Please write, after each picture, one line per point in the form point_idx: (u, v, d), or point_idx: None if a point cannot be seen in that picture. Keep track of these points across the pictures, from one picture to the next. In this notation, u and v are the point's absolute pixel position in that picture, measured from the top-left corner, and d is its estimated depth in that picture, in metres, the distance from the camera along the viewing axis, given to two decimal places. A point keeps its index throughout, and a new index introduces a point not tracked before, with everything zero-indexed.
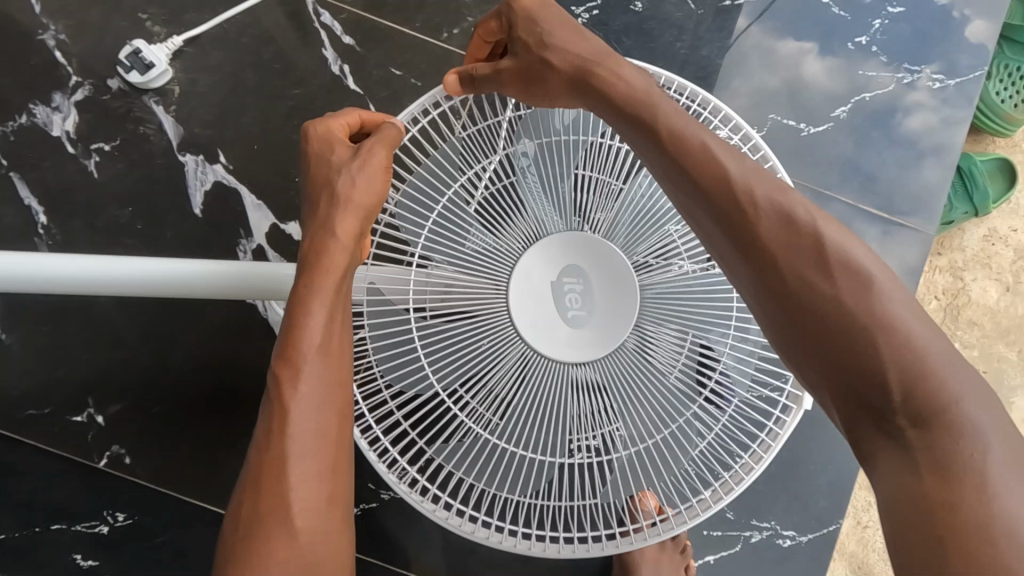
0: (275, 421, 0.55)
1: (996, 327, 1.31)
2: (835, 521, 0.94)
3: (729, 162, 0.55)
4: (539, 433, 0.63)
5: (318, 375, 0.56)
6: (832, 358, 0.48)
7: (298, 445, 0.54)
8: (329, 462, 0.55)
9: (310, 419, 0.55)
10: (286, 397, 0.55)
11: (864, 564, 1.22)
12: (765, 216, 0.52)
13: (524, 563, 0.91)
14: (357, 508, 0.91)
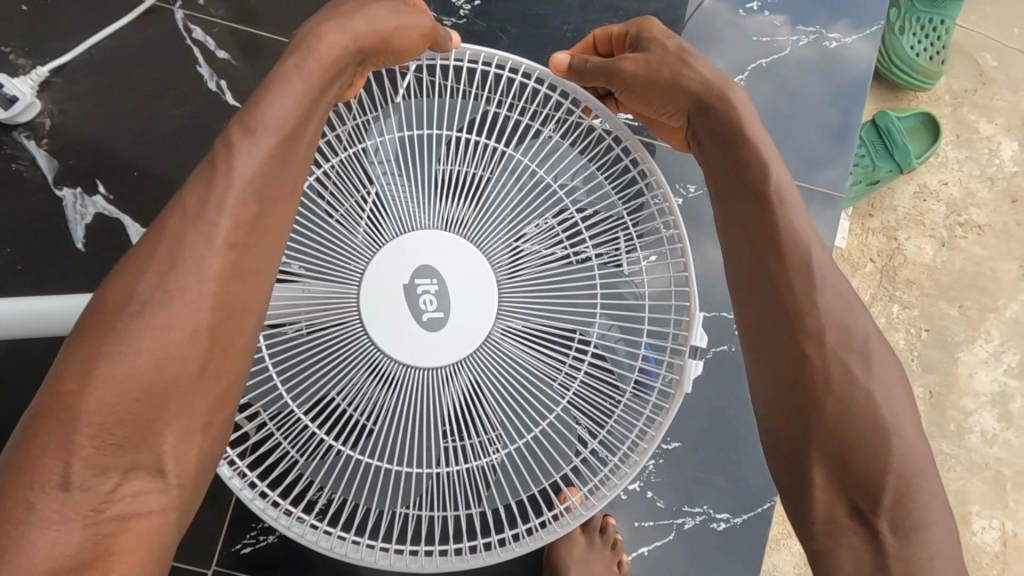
0: (124, 328, 0.47)
1: (935, 284, 1.28)
2: (768, 499, 0.92)
3: (815, 250, 0.60)
4: (407, 441, 0.60)
5: (187, 294, 0.49)
6: (843, 447, 0.53)
7: (149, 364, 0.47)
8: (185, 389, 0.48)
9: (168, 339, 0.48)
10: (147, 302, 0.48)
11: None
12: (819, 307, 0.57)
13: None
14: (272, 537, 0.87)
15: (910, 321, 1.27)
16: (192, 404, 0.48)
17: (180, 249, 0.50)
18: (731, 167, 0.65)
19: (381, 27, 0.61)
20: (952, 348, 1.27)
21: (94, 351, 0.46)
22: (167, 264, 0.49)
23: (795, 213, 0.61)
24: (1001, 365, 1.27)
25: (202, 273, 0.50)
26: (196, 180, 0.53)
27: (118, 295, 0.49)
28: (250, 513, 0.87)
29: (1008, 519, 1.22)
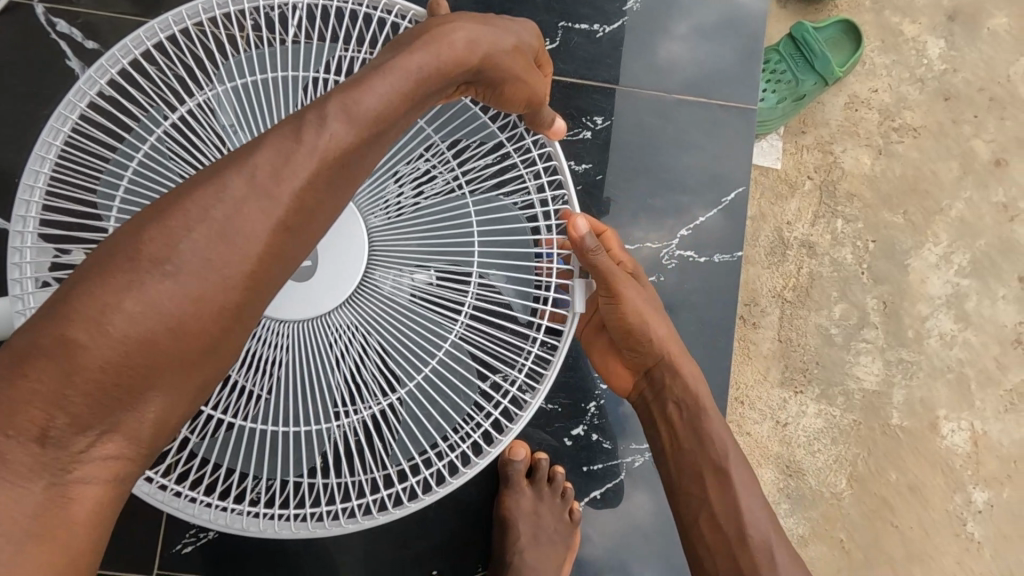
0: (131, 258, 0.42)
1: (876, 194, 1.26)
2: None
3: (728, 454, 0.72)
4: (295, 400, 0.58)
5: (209, 236, 0.43)
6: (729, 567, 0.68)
7: (148, 302, 0.41)
8: (181, 345, 0.42)
9: (182, 284, 0.42)
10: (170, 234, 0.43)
11: (792, 462, 1.19)
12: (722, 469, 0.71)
13: (402, 544, 0.86)
14: (211, 533, 0.85)
15: (856, 234, 1.24)
16: (184, 359, 0.42)
17: (202, 204, 0.43)
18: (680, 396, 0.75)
19: (501, 36, 0.56)
20: (901, 256, 1.25)
21: (99, 293, 0.41)
22: (183, 215, 0.43)
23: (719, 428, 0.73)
24: (952, 266, 1.25)
25: (249, 215, 0.44)
26: (279, 141, 0.46)
27: (135, 235, 0.43)
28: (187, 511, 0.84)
29: (977, 418, 1.21)
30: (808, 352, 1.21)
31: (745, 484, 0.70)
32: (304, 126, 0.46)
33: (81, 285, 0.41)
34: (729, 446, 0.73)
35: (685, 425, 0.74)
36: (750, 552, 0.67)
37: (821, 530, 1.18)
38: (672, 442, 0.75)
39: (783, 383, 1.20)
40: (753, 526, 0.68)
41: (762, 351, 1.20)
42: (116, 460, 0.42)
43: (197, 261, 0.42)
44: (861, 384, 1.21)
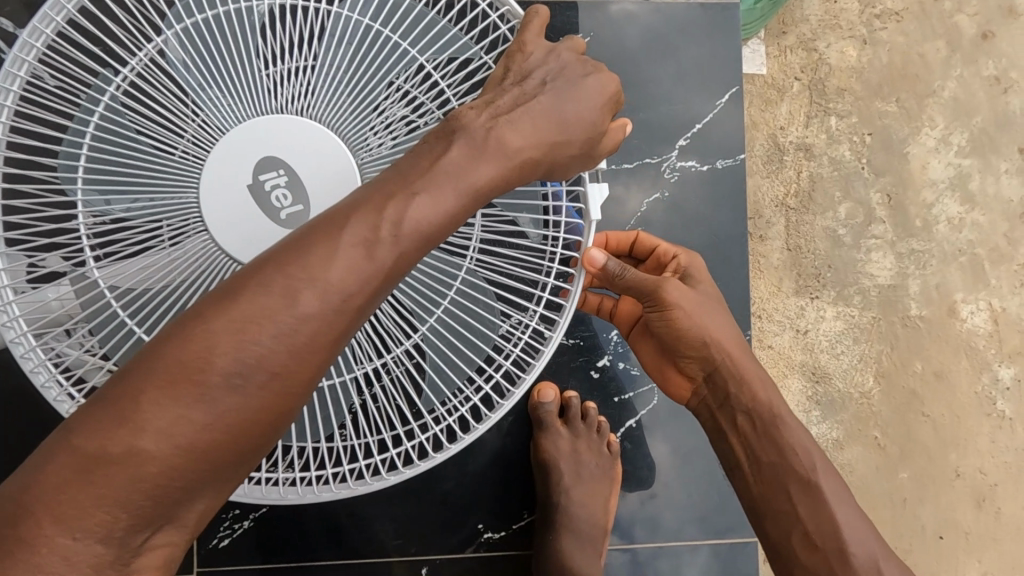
0: (140, 383, 0.40)
1: (866, 86, 1.22)
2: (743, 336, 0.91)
3: (812, 454, 0.71)
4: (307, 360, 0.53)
5: (219, 354, 0.40)
6: (809, 562, 0.68)
7: (163, 425, 0.39)
8: (207, 465, 0.40)
9: (197, 409, 0.40)
10: (175, 360, 0.40)
11: (818, 368, 1.17)
12: (802, 474, 0.70)
13: (445, 504, 0.84)
14: (249, 520, 0.82)
15: (852, 130, 1.21)
16: (222, 468, 0.41)
17: (260, 330, 0.41)
18: (747, 400, 0.72)
19: (565, 106, 0.52)
20: (899, 146, 1.22)
21: (153, 416, 0.39)
22: (236, 335, 0.41)
23: (794, 430, 0.71)
24: (952, 148, 1.22)
25: (265, 333, 0.41)
26: (348, 263, 0.44)
27: (145, 361, 0.40)
28: (219, 503, 0.82)
29: (994, 296, 1.20)
30: (818, 257, 1.19)
31: (838, 499, 0.69)
32: (364, 253, 0.44)
33: (94, 413, 0.39)
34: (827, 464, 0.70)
35: (769, 446, 0.71)
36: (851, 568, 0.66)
37: (855, 431, 1.17)
38: (752, 460, 0.72)
39: (798, 292, 1.18)
40: (851, 540, 0.67)
41: (773, 262, 1.18)
42: (169, 547, 0.42)
43: (267, 394, 0.41)
44: (876, 281, 1.20)
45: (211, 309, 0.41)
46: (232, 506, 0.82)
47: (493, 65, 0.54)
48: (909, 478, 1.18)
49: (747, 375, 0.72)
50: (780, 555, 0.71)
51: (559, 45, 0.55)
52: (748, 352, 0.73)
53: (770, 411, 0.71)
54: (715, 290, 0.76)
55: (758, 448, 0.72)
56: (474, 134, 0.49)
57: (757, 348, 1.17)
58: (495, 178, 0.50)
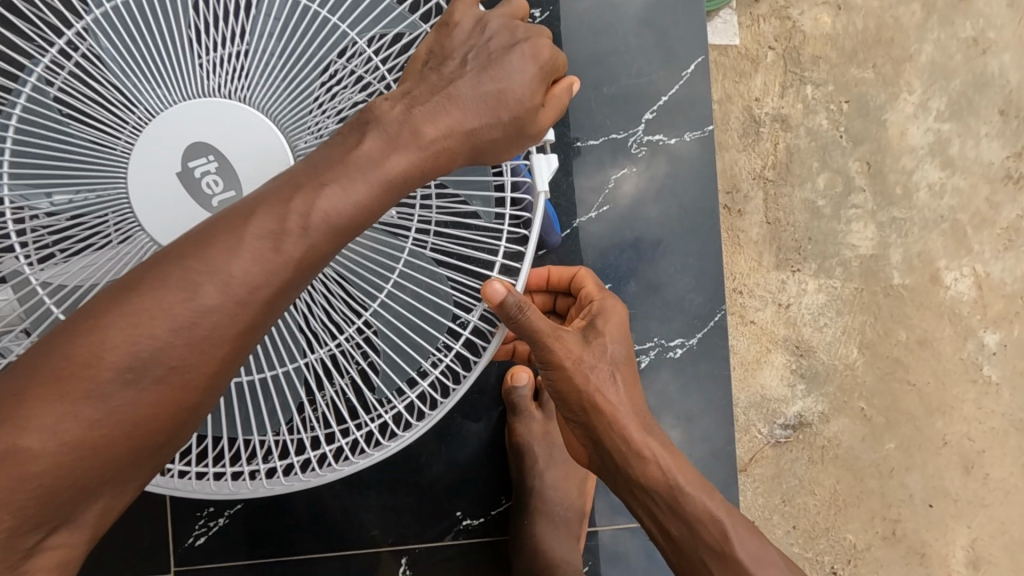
0: (37, 374, 0.39)
1: (841, 52, 1.19)
2: (719, 309, 0.91)
3: (721, 512, 0.64)
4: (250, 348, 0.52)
5: (116, 345, 0.40)
6: None
7: (56, 419, 0.39)
8: (105, 461, 0.40)
9: (93, 402, 0.40)
10: (73, 349, 0.40)
11: (801, 342, 1.16)
12: (714, 540, 0.64)
13: (422, 495, 0.83)
14: (224, 517, 0.82)
15: (828, 99, 1.19)
16: (118, 468, 0.41)
17: (161, 321, 0.41)
18: (642, 470, 0.66)
19: (485, 85, 0.51)
20: (877, 113, 1.19)
21: (41, 411, 0.39)
22: (132, 327, 0.40)
23: (694, 492, 0.65)
24: (930, 113, 1.20)
25: (165, 326, 0.41)
26: (251, 254, 0.43)
27: (45, 352, 0.40)
28: (192, 502, 0.81)
29: (977, 262, 1.19)
30: (798, 230, 1.17)
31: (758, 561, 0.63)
32: (267, 246, 0.43)
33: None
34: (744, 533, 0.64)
35: (675, 519, 0.65)
36: None
37: (840, 403, 1.17)
38: (663, 530, 0.67)
39: (778, 267, 1.16)
40: None
41: (752, 236, 1.16)
42: (66, 549, 0.42)
43: (165, 390, 0.41)
44: (857, 251, 1.18)
45: (113, 299, 0.41)
46: (206, 503, 0.81)
47: (425, 41, 0.53)
48: (896, 448, 1.17)
49: (641, 446, 0.65)
50: None
51: (492, 16, 0.53)
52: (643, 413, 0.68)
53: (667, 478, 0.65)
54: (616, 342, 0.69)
55: (668, 520, 0.66)
56: (390, 126, 0.48)
57: (739, 325, 1.15)
58: (424, 163, 0.49)
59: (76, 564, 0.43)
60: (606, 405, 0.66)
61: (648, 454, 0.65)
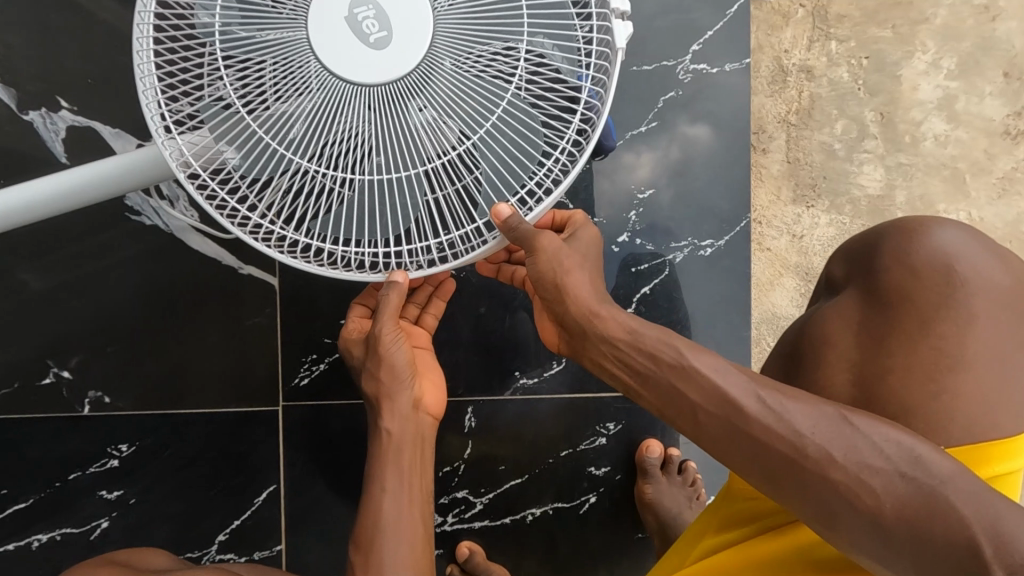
0: (364, 538, 0.69)
1: (864, 11, 1.32)
2: (743, 219, 1.12)
3: (648, 332, 0.68)
4: (389, 160, 0.65)
5: (407, 497, 0.71)
6: (845, 506, 0.57)
7: (395, 543, 0.68)
8: (418, 556, 0.69)
9: (395, 512, 0.70)
10: (379, 471, 0.72)
11: (811, 269, 1.31)
12: (697, 390, 0.63)
13: (488, 355, 1.00)
14: (324, 363, 0.98)
15: (849, 53, 1.32)
16: (414, 533, 0.70)
17: (397, 530, 0.69)
18: (601, 348, 0.70)
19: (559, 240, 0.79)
20: (892, 69, 1.33)
21: (386, 541, 0.68)
22: (386, 537, 0.68)
23: (637, 330, 0.68)
24: (940, 72, 1.34)
25: (397, 418, 0.74)
26: (400, 423, 0.74)
27: (370, 537, 0.68)
28: (299, 348, 0.98)
29: (971, 207, 1.33)
30: (814, 169, 1.32)
31: (709, 364, 0.64)
32: (411, 395, 0.75)
33: None
34: (784, 394, 0.61)
35: (669, 387, 0.65)
36: (809, 452, 0.58)
37: None
38: (763, 452, 0.60)
39: (795, 201, 1.31)
40: (721, 380, 0.62)
41: (773, 172, 1.31)
42: None
43: (422, 504, 0.72)
44: (866, 191, 1.33)
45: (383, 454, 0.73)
46: (309, 352, 0.98)
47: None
48: None
49: (584, 307, 0.71)
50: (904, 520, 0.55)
51: None
52: (581, 280, 0.72)
53: (613, 339, 0.69)
54: (565, 260, 0.72)
55: (661, 407, 0.66)
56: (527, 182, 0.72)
57: (756, 251, 1.31)
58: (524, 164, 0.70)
59: None
60: (574, 287, 0.71)
61: (607, 317, 0.69)
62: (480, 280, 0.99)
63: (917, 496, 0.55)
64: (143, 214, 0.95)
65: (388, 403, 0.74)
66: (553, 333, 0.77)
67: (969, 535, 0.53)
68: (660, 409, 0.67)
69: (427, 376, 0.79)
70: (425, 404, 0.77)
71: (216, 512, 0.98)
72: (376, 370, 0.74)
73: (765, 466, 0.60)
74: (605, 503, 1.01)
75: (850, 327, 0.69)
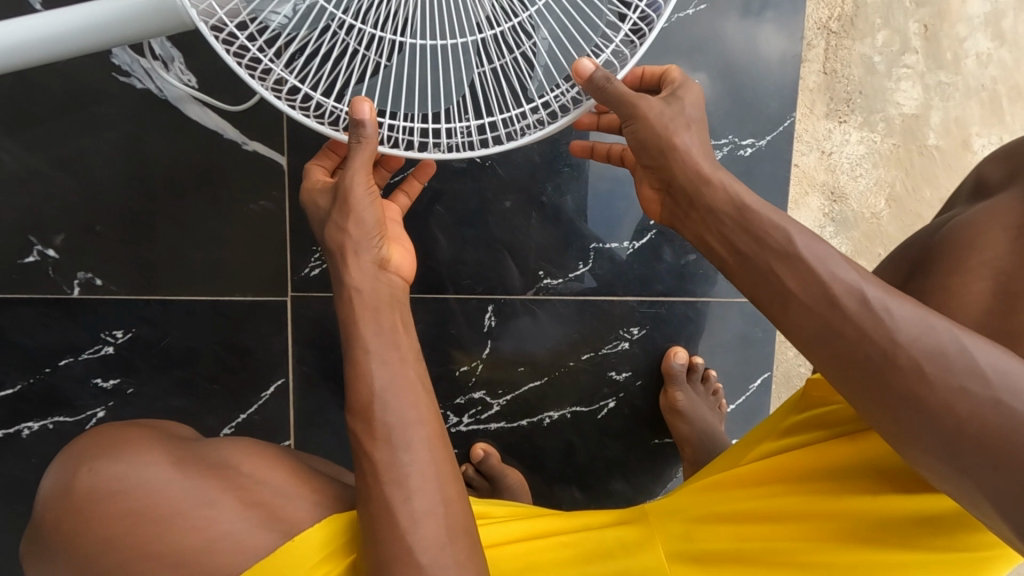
0: (360, 426, 0.53)
1: None
2: (788, 118, 1.06)
3: (757, 206, 0.58)
4: (436, 18, 0.56)
5: (394, 364, 0.55)
6: (928, 426, 0.49)
7: (399, 422, 0.53)
8: (432, 430, 0.54)
9: (384, 384, 0.54)
10: (357, 343, 0.55)
11: (837, 189, 1.27)
12: (791, 278, 0.54)
13: (512, 252, 0.94)
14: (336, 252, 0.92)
15: None
16: (411, 406, 0.54)
17: (398, 389, 0.54)
18: (697, 225, 0.62)
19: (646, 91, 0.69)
20: None
21: (385, 414, 0.53)
22: (386, 395, 0.54)
23: (739, 197, 0.59)
24: None
25: (363, 282, 0.57)
26: (368, 283, 0.57)
27: (363, 409, 0.54)
28: (309, 236, 0.90)
29: (1006, 131, 1.26)
30: (851, 83, 1.24)
31: (810, 250, 0.54)
32: (378, 253, 0.58)
33: (358, 487, 0.53)
34: (891, 293, 0.51)
35: (754, 273, 0.57)
36: (903, 360, 0.49)
37: (862, 247, 1.29)
38: (846, 353, 0.52)
39: (828, 116, 1.25)
40: (825, 270, 0.53)
41: (809, 84, 1.24)
42: (395, 468, 0.52)
43: (413, 373, 0.56)
44: (901, 110, 1.26)
45: (351, 315, 0.56)
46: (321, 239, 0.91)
47: None
48: None
49: (694, 171, 0.61)
50: (984, 455, 0.47)
51: None
52: (692, 138, 0.62)
53: (711, 206, 0.60)
54: (670, 118, 0.62)
55: (746, 284, 0.58)
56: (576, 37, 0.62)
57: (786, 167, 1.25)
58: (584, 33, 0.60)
59: (418, 502, 0.51)
60: (676, 147, 0.61)
61: (715, 183, 0.59)
62: (506, 173, 0.92)
63: (1012, 430, 0.46)
64: (133, 76, 0.85)
65: (353, 259, 0.58)
66: (655, 201, 0.68)
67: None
68: (745, 291, 0.59)
69: (396, 238, 0.62)
70: (396, 263, 0.59)
71: (220, 406, 0.93)
72: (338, 219, 0.58)
73: (846, 369, 0.52)
74: (624, 412, 1.00)
75: (1004, 228, 0.59)
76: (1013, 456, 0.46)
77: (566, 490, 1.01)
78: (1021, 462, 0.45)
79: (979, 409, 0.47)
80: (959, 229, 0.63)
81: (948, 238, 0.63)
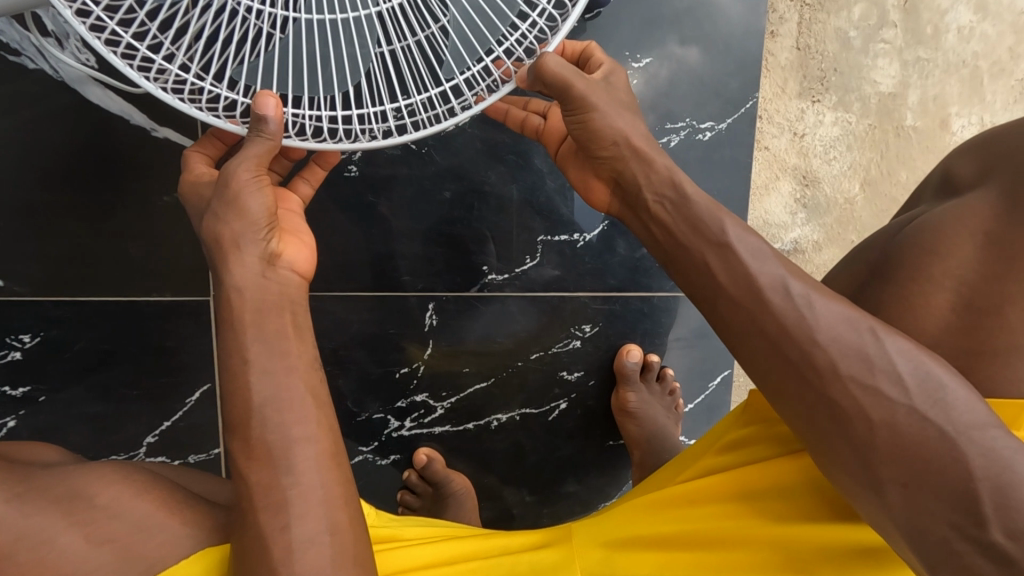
0: (238, 445, 0.48)
1: None
2: (750, 99, 0.99)
3: (693, 189, 0.52)
4: None
5: (282, 377, 0.49)
6: (845, 435, 0.45)
7: (285, 441, 0.47)
8: (325, 449, 0.49)
9: (269, 398, 0.48)
10: (241, 351, 0.49)
11: (809, 172, 1.16)
12: (717, 268, 0.49)
13: (453, 245, 0.88)
14: None
15: None
16: (300, 423, 0.48)
17: (282, 403, 0.48)
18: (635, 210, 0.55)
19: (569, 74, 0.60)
20: None
21: (269, 432, 0.47)
22: (267, 411, 0.48)
23: (673, 181, 0.52)
24: None
25: (246, 283, 0.50)
26: (253, 282, 0.50)
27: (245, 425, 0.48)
28: None
29: (987, 111, 1.15)
30: (825, 59, 1.11)
31: (740, 238, 0.48)
32: (265, 247, 0.51)
33: (239, 511, 0.48)
34: (818, 290, 0.47)
35: (683, 258, 0.51)
36: (820, 361, 0.45)
37: (834, 233, 1.19)
38: (768, 352, 0.47)
39: (801, 95, 1.12)
40: (753, 260, 0.48)
41: (781, 61, 1.10)
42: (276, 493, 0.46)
43: (305, 385, 0.50)
44: (877, 88, 1.13)
45: (231, 320, 0.50)
46: None
47: None
48: None
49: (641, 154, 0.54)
50: (894, 468, 0.43)
51: None
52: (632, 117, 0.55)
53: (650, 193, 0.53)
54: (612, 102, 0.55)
55: (676, 268, 0.52)
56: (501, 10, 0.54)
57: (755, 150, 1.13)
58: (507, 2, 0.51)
59: (302, 530, 0.46)
60: (615, 129, 0.54)
61: (659, 166, 0.53)
62: (444, 160, 0.85)
63: (925, 442, 0.43)
64: (23, 54, 0.76)
65: (235, 254, 0.50)
66: (602, 190, 0.60)
67: (969, 488, 0.41)
68: (672, 276, 0.53)
69: (293, 231, 0.55)
70: (289, 259, 0.52)
71: (143, 412, 0.87)
72: (219, 210, 0.50)
73: (767, 369, 0.47)
74: (577, 412, 0.95)
75: (969, 232, 0.52)
76: (924, 468, 0.42)
77: (516, 493, 0.97)
78: (935, 475, 0.42)
79: (894, 418, 0.43)
80: (923, 230, 0.55)
81: (910, 239, 0.56)
